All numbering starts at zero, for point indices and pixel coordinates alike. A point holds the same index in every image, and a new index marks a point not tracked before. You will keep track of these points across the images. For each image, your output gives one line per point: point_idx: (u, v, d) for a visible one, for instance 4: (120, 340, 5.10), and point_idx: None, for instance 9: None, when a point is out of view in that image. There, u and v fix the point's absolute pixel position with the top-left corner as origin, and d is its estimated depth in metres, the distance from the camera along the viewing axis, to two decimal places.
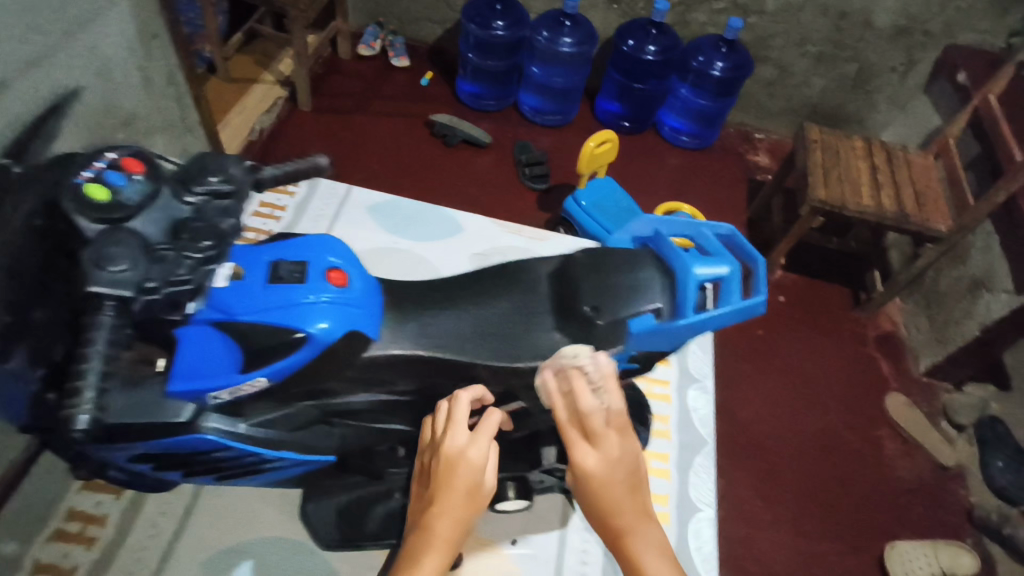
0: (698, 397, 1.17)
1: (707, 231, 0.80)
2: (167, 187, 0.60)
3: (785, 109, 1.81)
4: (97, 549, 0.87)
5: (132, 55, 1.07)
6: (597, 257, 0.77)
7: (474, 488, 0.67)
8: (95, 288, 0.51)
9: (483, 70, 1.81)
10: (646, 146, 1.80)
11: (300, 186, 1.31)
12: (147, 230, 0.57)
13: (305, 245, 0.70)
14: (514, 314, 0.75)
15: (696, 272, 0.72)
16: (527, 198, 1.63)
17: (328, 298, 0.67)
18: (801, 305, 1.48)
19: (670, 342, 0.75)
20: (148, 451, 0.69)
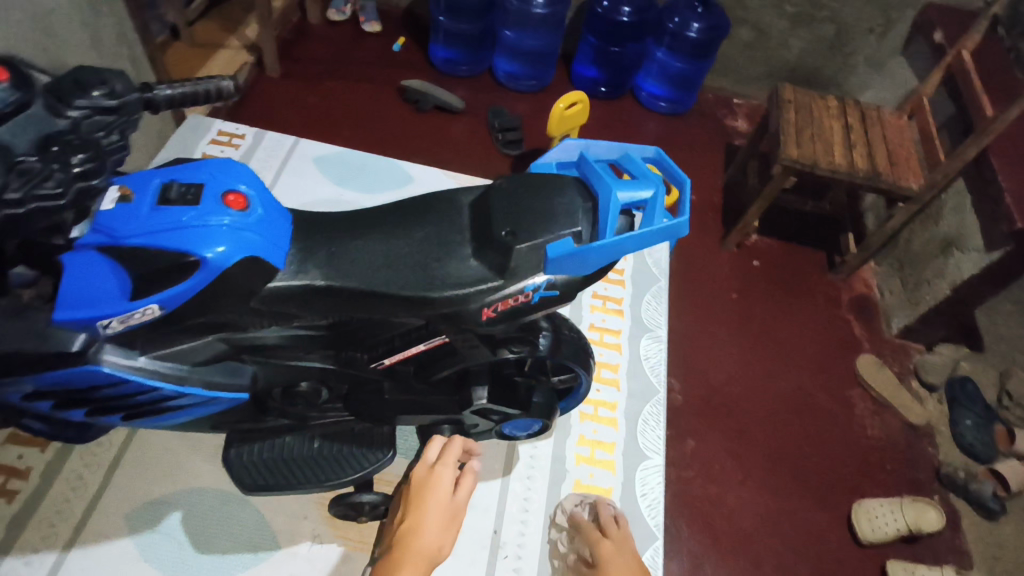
0: (650, 345, 1.17)
1: (634, 154, 0.75)
2: (40, 101, 0.56)
3: (763, 73, 1.78)
4: (18, 503, 0.87)
5: (74, 9, 1.04)
6: (517, 181, 0.72)
7: (441, 502, 0.83)
8: None
9: (455, 34, 1.76)
10: (622, 112, 1.77)
11: (246, 138, 1.27)
12: (16, 142, 0.56)
13: (202, 168, 0.68)
14: (429, 243, 0.71)
15: (618, 197, 0.68)
16: (500, 164, 1.60)
17: (228, 223, 0.65)
18: (774, 270, 1.47)
19: (593, 268, 0.68)
20: (43, 387, 0.69)
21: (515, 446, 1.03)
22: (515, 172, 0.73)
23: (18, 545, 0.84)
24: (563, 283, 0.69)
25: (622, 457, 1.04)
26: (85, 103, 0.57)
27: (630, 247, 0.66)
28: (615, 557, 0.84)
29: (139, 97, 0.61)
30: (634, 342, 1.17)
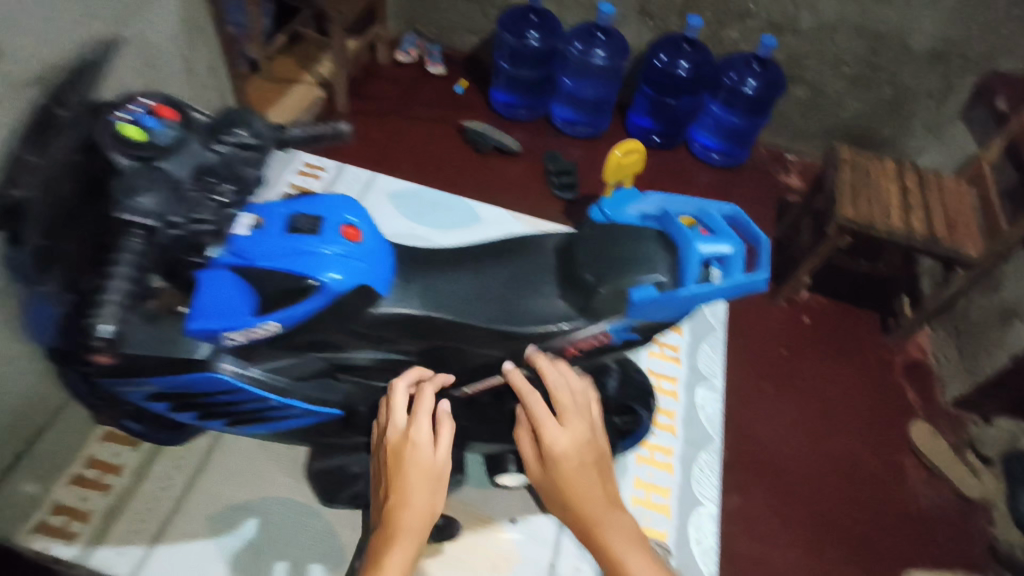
0: (706, 395, 1.16)
1: (712, 211, 0.78)
2: (197, 137, 0.62)
3: (818, 131, 1.80)
4: (111, 496, 0.91)
5: (176, 44, 1.14)
6: (603, 230, 0.74)
7: (422, 468, 0.74)
8: (124, 216, 0.56)
9: (517, 80, 1.84)
10: (675, 162, 1.80)
11: (329, 170, 1.34)
12: (176, 171, 0.60)
13: (322, 202, 0.73)
14: (518, 281, 0.76)
15: (699, 248, 0.71)
16: (554, 206, 1.65)
17: (341, 251, 0.68)
18: (826, 328, 1.45)
19: (671, 312, 0.72)
20: (162, 391, 0.73)
21: None
22: (604, 221, 0.75)
23: (106, 540, 0.87)
24: (642, 325, 0.74)
25: (676, 502, 1.03)
26: (233, 138, 0.64)
27: (713, 295, 0.68)
28: (570, 453, 0.75)
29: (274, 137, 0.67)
30: (690, 391, 1.15)
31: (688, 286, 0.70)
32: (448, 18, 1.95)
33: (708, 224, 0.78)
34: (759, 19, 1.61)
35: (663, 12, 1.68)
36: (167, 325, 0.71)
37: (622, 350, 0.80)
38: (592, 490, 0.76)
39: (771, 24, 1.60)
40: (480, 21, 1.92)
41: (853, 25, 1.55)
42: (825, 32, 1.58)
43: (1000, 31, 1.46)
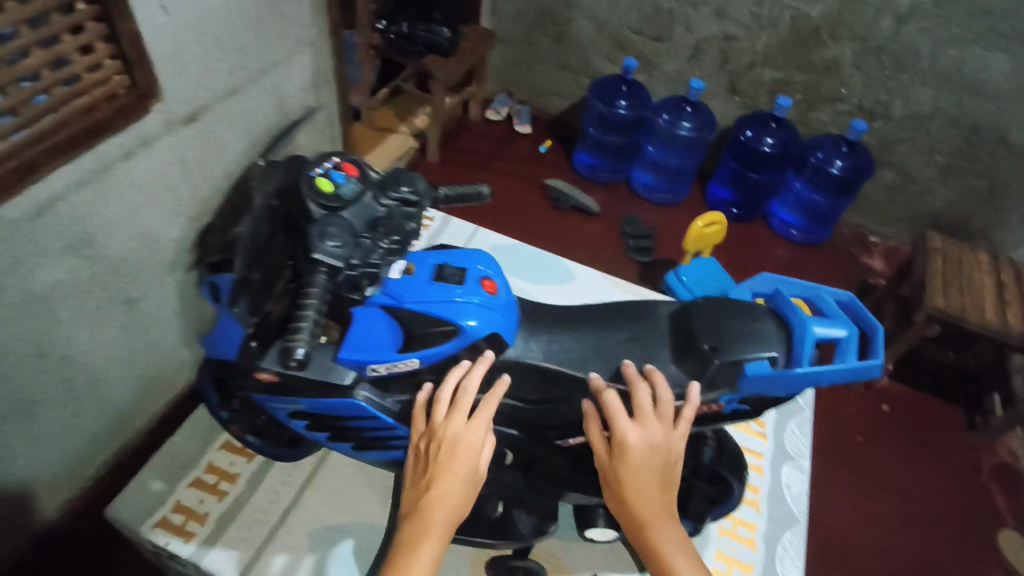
0: (792, 474, 1.10)
1: (827, 295, 0.80)
2: (370, 192, 0.73)
3: (905, 216, 1.76)
4: (225, 503, 0.94)
5: (303, 94, 1.26)
6: (718, 303, 0.79)
7: (465, 466, 0.70)
8: (317, 255, 0.65)
9: (601, 144, 1.91)
10: (754, 235, 1.81)
11: (434, 219, 1.40)
12: (352, 220, 0.70)
13: (463, 255, 0.80)
14: (633, 344, 0.80)
15: (815, 331, 0.73)
16: (629, 268, 1.68)
17: (479, 301, 0.76)
18: (907, 419, 1.39)
19: (785, 391, 0.74)
20: (305, 409, 0.82)
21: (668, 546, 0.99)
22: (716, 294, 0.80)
23: (218, 544, 0.89)
24: (752, 397, 0.77)
25: None
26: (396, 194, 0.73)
27: (827, 377, 0.70)
28: (645, 460, 0.70)
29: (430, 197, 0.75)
30: (775, 469, 1.10)
31: (803, 365, 0.72)
32: (540, 82, 2.06)
33: (822, 308, 0.80)
34: (850, 103, 1.63)
35: (753, 90, 1.72)
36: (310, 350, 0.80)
37: (726, 421, 0.82)
38: (653, 497, 0.69)
39: (862, 108, 1.62)
40: (571, 86, 2.01)
41: (949, 115, 1.54)
42: (918, 119, 1.58)
43: None
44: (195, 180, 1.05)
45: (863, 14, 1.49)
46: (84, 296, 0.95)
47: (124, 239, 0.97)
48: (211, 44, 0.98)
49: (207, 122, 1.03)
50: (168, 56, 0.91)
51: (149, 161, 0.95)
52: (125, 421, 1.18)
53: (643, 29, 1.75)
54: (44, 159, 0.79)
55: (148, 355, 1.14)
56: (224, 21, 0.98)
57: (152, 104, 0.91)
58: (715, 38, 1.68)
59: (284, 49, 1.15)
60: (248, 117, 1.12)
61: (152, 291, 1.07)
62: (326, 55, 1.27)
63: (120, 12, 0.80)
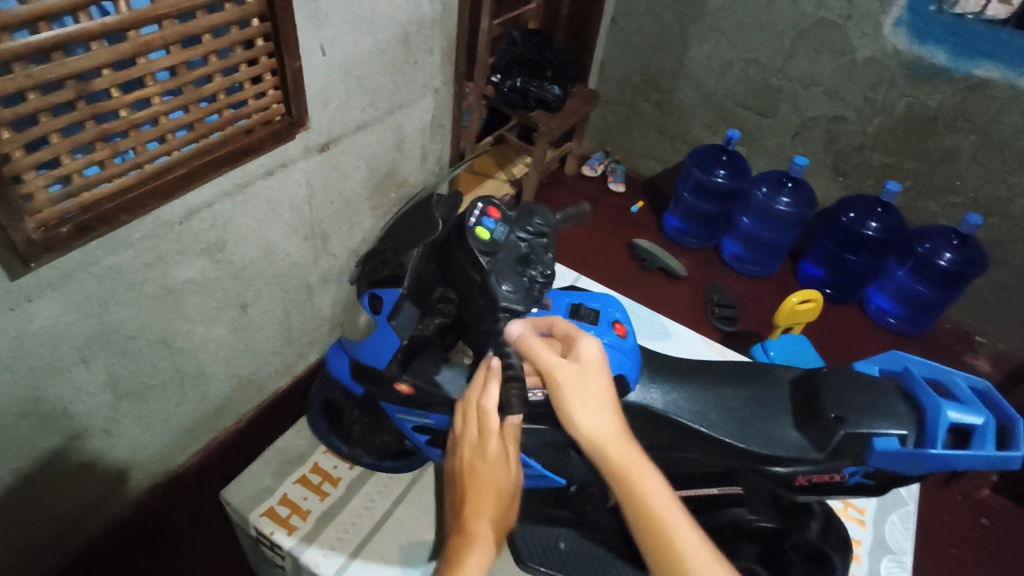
0: (893, 569, 0.98)
1: (960, 379, 0.76)
2: (511, 228, 0.72)
3: (1017, 319, 1.65)
4: (327, 502, 0.96)
5: (421, 135, 1.35)
6: (844, 373, 0.78)
7: (499, 486, 0.69)
8: (502, 303, 0.69)
9: (694, 211, 1.91)
10: (846, 319, 1.74)
11: None
12: (510, 262, 0.70)
13: (597, 299, 0.83)
14: (752, 405, 0.79)
15: (949, 415, 0.69)
16: (712, 335, 1.65)
17: (608, 341, 0.78)
18: (1011, 538, 1.27)
19: (914, 472, 0.70)
20: (429, 425, 0.91)
21: None
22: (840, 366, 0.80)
23: (314, 545, 0.90)
24: (877, 472, 0.74)
25: None
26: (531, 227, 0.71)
27: (962, 463, 0.66)
28: (591, 377, 0.66)
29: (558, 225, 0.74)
30: (874, 560, 0.99)
31: (938, 447, 0.68)
32: (639, 145, 2.10)
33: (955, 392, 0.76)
34: (963, 196, 1.57)
35: (858, 173, 1.69)
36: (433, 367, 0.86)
37: (847, 494, 0.79)
38: (607, 417, 0.64)
39: (977, 202, 1.56)
40: (669, 152, 2.04)
41: None
42: None
43: None
44: (317, 202, 1.14)
45: (985, 108, 1.45)
46: (208, 296, 1.04)
47: (249, 248, 1.06)
48: (354, 82, 1.08)
49: (336, 151, 1.12)
50: (317, 91, 1.01)
51: (282, 180, 1.04)
52: (218, 416, 1.25)
53: (748, 103, 1.78)
54: (203, 170, 0.89)
55: (246, 358, 1.22)
56: (369, 64, 1.09)
57: (298, 132, 1.01)
58: (823, 118, 1.68)
59: (411, 94, 1.24)
60: (371, 151, 1.21)
61: (261, 298, 1.16)
62: (447, 102, 1.37)
63: (288, 49, 0.91)
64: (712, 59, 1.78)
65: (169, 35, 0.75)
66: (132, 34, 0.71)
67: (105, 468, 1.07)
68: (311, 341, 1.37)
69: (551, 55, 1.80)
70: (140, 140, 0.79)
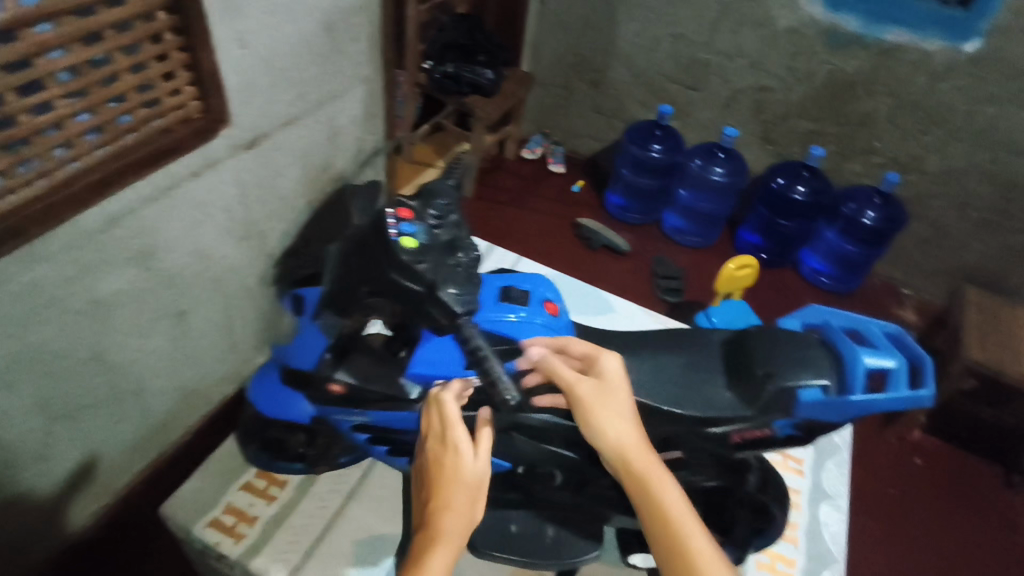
0: (830, 513, 1.04)
1: (876, 327, 0.80)
2: (426, 222, 0.72)
3: (937, 270, 1.75)
4: (276, 506, 0.94)
5: (355, 127, 1.31)
6: (769, 330, 0.81)
7: (468, 483, 0.71)
8: (456, 309, 0.67)
9: (633, 187, 1.95)
10: (783, 282, 1.81)
11: None
12: (441, 258, 0.69)
13: (525, 277, 0.86)
14: (687, 370, 0.82)
15: (866, 361, 0.73)
16: (657, 307, 1.69)
17: (541, 321, 0.81)
18: (941, 474, 1.36)
19: (839, 419, 0.73)
20: (367, 422, 0.88)
21: None
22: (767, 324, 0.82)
23: (264, 552, 0.89)
24: (805, 423, 0.77)
25: None
26: (437, 210, 0.73)
27: (880, 406, 0.69)
28: (616, 389, 0.73)
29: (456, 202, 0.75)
30: (813, 507, 1.05)
31: (859, 392, 0.71)
32: (576, 125, 2.11)
33: (872, 339, 0.80)
34: (884, 156, 1.65)
35: (786, 140, 1.75)
36: (365, 362, 0.83)
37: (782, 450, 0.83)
38: (631, 426, 0.71)
39: (895, 161, 1.64)
40: (606, 130, 2.06)
41: (983, 171, 1.55)
42: (953, 174, 1.59)
43: None
44: (251, 203, 1.10)
45: (898, 72, 1.52)
46: (138, 305, 0.99)
47: (180, 255, 1.02)
48: (279, 76, 1.04)
49: (266, 148, 1.08)
50: (240, 86, 0.97)
51: (211, 181, 1.00)
52: (162, 431, 1.20)
53: (679, 78, 1.81)
54: (121, 173, 0.84)
55: (189, 368, 1.18)
56: (294, 55, 1.05)
57: (220, 128, 0.97)
58: (750, 89, 1.72)
59: (340, 85, 1.21)
60: (303, 146, 1.17)
61: (200, 305, 1.12)
62: (378, 91, 1.34)
63: (202, 43, 0.87)
64: (642, 36, 1.81)
65: (67, 32, 0.71)
66: (26, 32, 0.67)
67: (42, 495, 1.01)
68: (255, 347, 1.33)
69: (482, 38, 1.78)
70: (45, 146, 0.75)
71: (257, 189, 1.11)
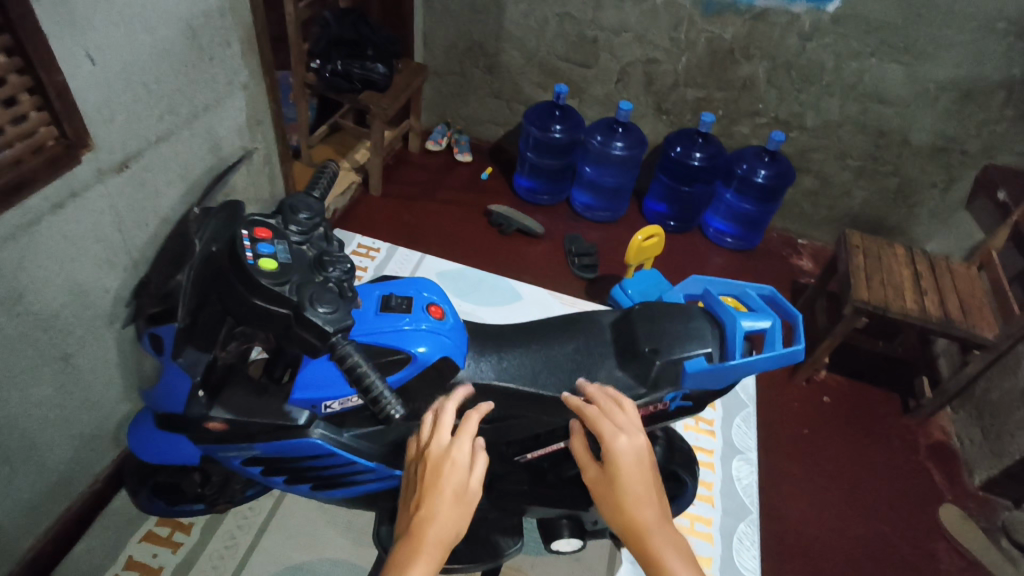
0: (742, 467, 1.27)
1: (750, 291, 0.95)
2: (284, 239, 0.72)
3: (826, 219, 1.87)
4: (180, 554, 1.03)
5: (240, 136, 1.24)
6: (656, 307, 0.93)
7: (456, 488, 0.72)
8: (326, 327, 0.64)
9: (540, 168, 1.95)
10: (691, 246, 1.89)
11: (381, 251, 1.66)
12: (302, 275, 0.69)
13: (407, 285, 0.90)
14: (579, 354, 0.92)
15: (742, 324, 0.89)
16: (576, 285, 1.71)
17: (426, 327, 0.85)
18: (848, 407, 1.46)
19: (719, 382, 0.86)
20: (260, 454, 0.87)
21: (617, 550, 1.08)
22: (653, 301, 0.94)
23: None
24: (693, 395, 0.91)
25: (718, 571, 1.10)
26: (298, 227, 0.73)
27: (757, 366, 0.83)
28: (631, 457, 0.75)
29: (320, 218, 0.76)
30: (727, 464, 1.26)
31: (736, 358, 0.86)
32: (476, 111, 2.09)
33: (749, 302, 0.95)
34: (767, 116, 1.74)
35: (678, 110, 1.81)
36: (243, 394, 0.84)
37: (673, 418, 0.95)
38: (641, 485, 0.73)
39: (779, 120, 1.73)
40: (506, 114, 2.05)
41: (856, 121, 1.66)
42: (830, 127, 1.69)
43: (995, 129, 1.55)
44: (130, 229, 1.02)
45: (772, 35, 1.60)
46: (17, 355, 0.89)
47: (55, 294, 0.91)
48: (141, 90, 0.96)
49: (139, 169, 1.00)
50: (96, 104, 0.89)
51: (78, 212, 0.91)
52: (65, 485, 1.06)
53: (571, 56, 1.82)
54: None
55: (88, 414, 1.05)
56: (154, 67, 0.97)
57: (81, 154, 0.88)
58: (639, 62, 1.76)
59: (216, 94, 1.14)
60: (182, 162, 1.10)
61: (88, 345, 1.00)
62: (261, 96, 1.27)
63: (44, 63, 0.79)
64: (530, 18, 1.80)
65: None
66: None
67: None
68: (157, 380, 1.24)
69: (369, 32, 1.72)
70: None
71: (136, 214, 1.02)
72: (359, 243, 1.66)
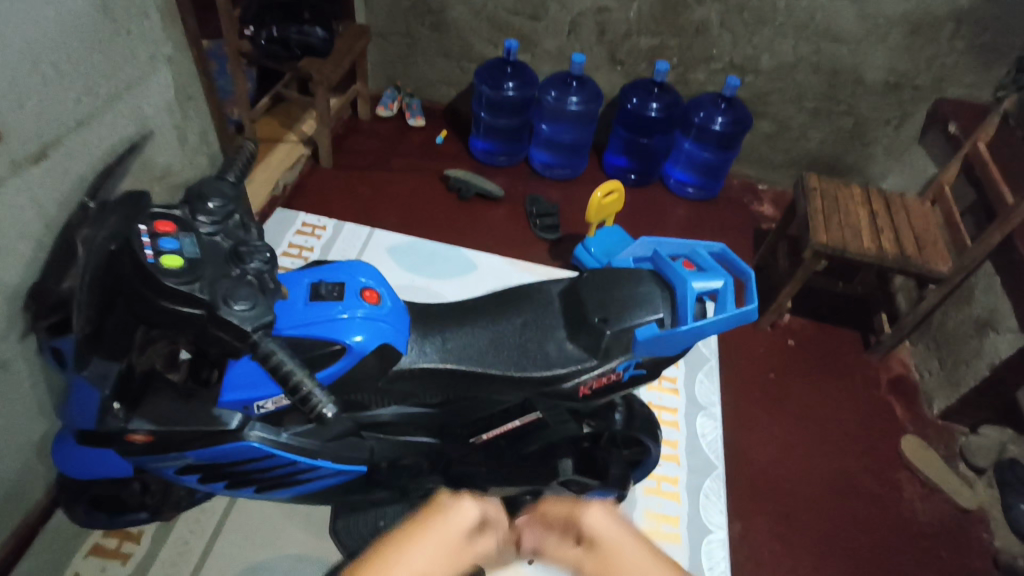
0: (706, 422, 1.29)
1: (701, 250, 0.96)
2: (191, 232, 0.68)
3: (785, 162, 1.87)
4: (130, 565, 1.00)
5: (170, 114, 1.16)
6: (605, 274, 0.94)
7: None
8: (244, 327, 0.61)
9: (495, 128, 1.90)
10: (653, 199, 1.87)
11: (328, 229, 1.62)
12: (212, 270, 0.66)
13: (338, 270, 0.87)
14: (528, 328, 0.93)
15: (694, 286, 0.89)
16: (539, 247, 1.69)
17: (361, 314, 0.83)
18: (811, 350, 1.49)
19: (671, 348, 0.88)
20: (195, 462, 0.86)
21: None
22: (602, 269, 0.95)
23: None
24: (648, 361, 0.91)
25: (686, 531, 1.13)
26: (207, 216, 0.71)
27: (710, 330, 0.85)
28: None
29: (231, 203, 0.73)
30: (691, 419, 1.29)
31: (688, 322, 0.87)
32: (427, 73, 2.01)
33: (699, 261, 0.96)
34: (722, 62, 1.71)
35: (633, 59, 1.76)
36: (163, 401, 0.83)
37: (628, 387, 0.95)
38: None
39: (734, 65, 1.70)
40: (456, 74, 1.98)
41: (810, 61, 1.64)
42: (785, 69, 1.67)
43: (944, 61, 1.55)
44: (57, 222, 0.95)
45: None
46: None
47: None
48: (50, 71, 0.88)
49: (61, 156, 0.93)
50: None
51: None
52: (16, 497, 1.02)
53: (520, 9, 1.75)
54: None
55: (30, 422, 1.00)
56: (63, 44, 0.89)
57: None
58: (590, 12, 1.70)
59: (138, 69, 1.05)
60: (108, 146, 1.02)
61: (23, 352, 0.94)
62: (189, 68, 1.18)
63: None
64: None
65: None
66: None
67: None
68: None
69: None
70: None
71: (65, 208, 0.96)
72: (304, 220, 1.61)
